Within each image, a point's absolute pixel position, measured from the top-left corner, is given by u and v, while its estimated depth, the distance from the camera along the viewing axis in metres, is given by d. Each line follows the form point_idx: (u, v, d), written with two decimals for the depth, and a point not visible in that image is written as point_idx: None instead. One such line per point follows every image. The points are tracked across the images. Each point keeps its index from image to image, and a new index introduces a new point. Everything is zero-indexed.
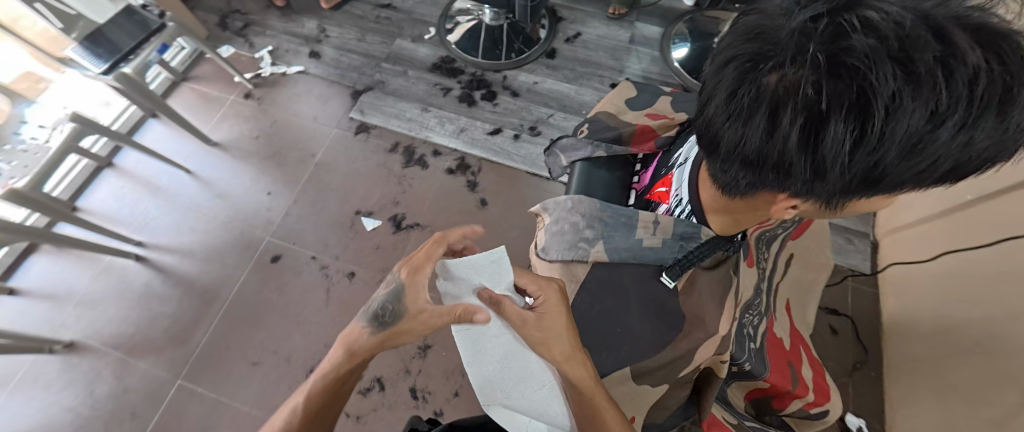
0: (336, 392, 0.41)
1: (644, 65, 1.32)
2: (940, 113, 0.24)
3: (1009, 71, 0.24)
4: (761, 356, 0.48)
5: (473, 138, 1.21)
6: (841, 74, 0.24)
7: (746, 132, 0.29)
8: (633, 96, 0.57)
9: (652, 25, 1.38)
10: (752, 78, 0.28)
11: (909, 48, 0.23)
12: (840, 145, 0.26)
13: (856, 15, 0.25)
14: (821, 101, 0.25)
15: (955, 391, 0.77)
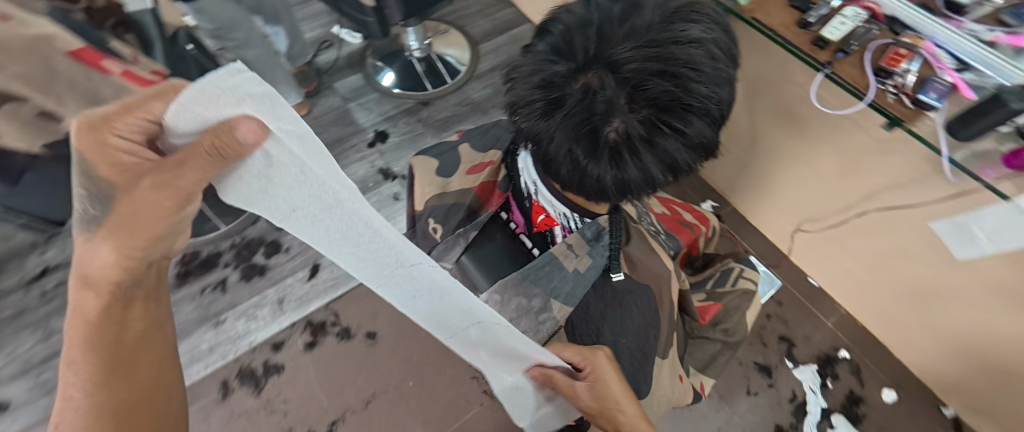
0: (129, 339, 0.34)
1: (376, 110, 1.32)
2: (720, 69, 0.32)
3: (710, 21, 0.33)
4: (668, 236, 0.60)
5: (299, 296, 1.09)
6: (664, 103, 0.30)
7: (645, 177, 0.33)
8: (434, 163, 0.54)
9: (347, 76, 1.37)
10: (618, 151, 0.31)
11: (675, 58, 0.30)
12: (701, 130, 0.32)
13: (625, 69, 0.30)
14: (671, 124, 0.31)
15: (727, 143, 1.09)
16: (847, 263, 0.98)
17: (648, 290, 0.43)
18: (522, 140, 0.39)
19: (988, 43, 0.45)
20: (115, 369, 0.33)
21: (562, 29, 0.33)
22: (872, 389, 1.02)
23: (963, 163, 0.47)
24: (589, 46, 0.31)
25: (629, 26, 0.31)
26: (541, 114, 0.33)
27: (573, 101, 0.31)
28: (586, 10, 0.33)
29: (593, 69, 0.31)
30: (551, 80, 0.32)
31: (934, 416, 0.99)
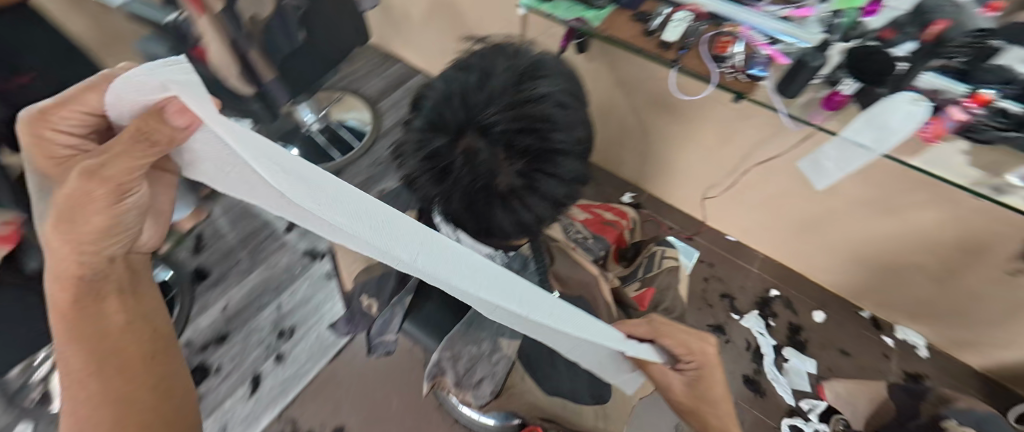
0: (108, 346, 0.34)
1: None
2: (573, 114, 0.37)
3: (554, 74, 0.38)
4: (592, 238, 0.67)
5: (245, 415, 0.98)
6: (531, 154, 0.34)
7: (541, 214, 0.37)
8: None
9: None
10: (510, 200, 0.34)
11: (533, 114, 0.34)
12: (570, 168, 0.37)
13: (493, 131, 0.33)
14: (543, 170, 0.35)
15: (624, 139, 1.21)
16: (749, 213, 1.12)
17: (580, 298, 0.48)
18: (423, 207, 0.41)
19: (785, 17, 0.71)
20: (103, 365, 0.34)
21: (432, 103, 0.36)
22: (805, 314, 1.14)
23: (799, 114, 0.70)
24: (459, 115, 0.34)
25: (488, 90, 0.34)
26: (434, 183, 0.36)
27: (459, 167, 0.34)
28: (449, 82, 0.37)
29: (468, 134, 0.34)
30: (434, 152, 0.34)
31: (857, 319, 1.13)
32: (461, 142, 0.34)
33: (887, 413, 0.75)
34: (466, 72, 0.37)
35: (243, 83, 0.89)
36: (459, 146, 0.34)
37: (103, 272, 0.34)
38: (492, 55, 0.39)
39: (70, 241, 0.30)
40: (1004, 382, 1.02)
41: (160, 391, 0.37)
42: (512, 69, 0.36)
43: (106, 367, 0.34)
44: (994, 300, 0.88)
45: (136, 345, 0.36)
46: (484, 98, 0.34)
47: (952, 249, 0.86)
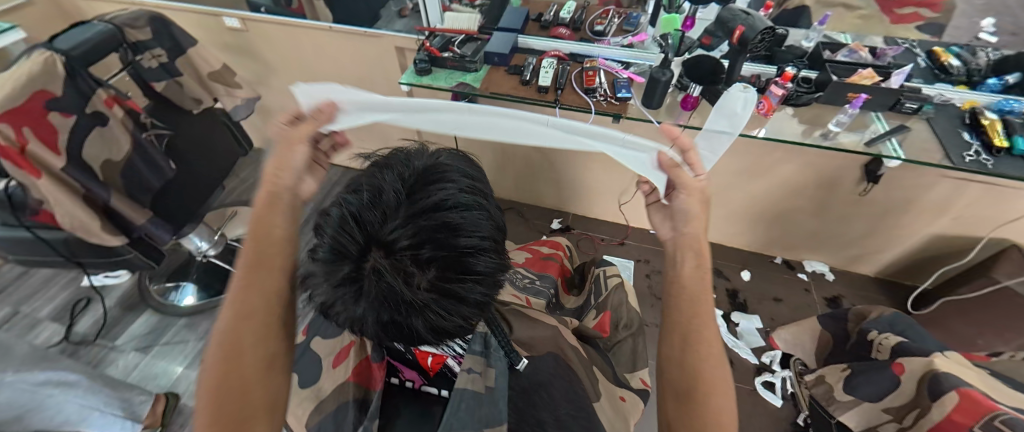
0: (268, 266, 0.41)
1: (191, 337, 1.12)
2: (484, 204, 0.31)
3: (450, 164, 0.32)
4: (540, 279, 0.67)
5: None
6: (445, 264, 0.27)
7: (475, 320, 0.30)
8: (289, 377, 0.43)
9: (132, 323, 1.13)
10: (433, 317, 0.28)
11: (435, 216, 0.28)
12: (496, 264, 0.30)
13: (392, 244, 0.26)
14: (465, 276, 0.28)
15: (534, 173, 1.28)
16: None
17: (550, 355, 0.45)
18: (348, 327, 0.34)
19: (629, 44, 0.90)
20: (252, 278, 0.40)
21: (325, 227, 0.29)
22: (735, 276, 1.26)
23: (666, 121, 0.80)
24: (355, 238, 0.27)
25: (382, 202, 0.28)
26: (348, 310, 0.28)
27: (368, 292, 0.27)
28: (340, 203, 0.30)
29: (373, 255, 0.27)
30: (339, 280, 0.27)
31: (775, 267, 1.28)
32: (365, 264, 0.27)
33: (827, 344, 0.85)
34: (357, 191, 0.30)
35: (112, 233, 0.78)
36: (364, 268, 0.27)
37: (277, 196, 0.46)
38: (388, 161, 0.33)
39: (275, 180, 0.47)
40: (892, 280, 1.22)
41: (276, 301, 0.40)
42: (399, 168, 0.31)
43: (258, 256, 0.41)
44: (856, 218, 1.08)
45: (278, 252, 0.42)
46: (379, 213, 0.27)
47: (814, 187, 1.04)
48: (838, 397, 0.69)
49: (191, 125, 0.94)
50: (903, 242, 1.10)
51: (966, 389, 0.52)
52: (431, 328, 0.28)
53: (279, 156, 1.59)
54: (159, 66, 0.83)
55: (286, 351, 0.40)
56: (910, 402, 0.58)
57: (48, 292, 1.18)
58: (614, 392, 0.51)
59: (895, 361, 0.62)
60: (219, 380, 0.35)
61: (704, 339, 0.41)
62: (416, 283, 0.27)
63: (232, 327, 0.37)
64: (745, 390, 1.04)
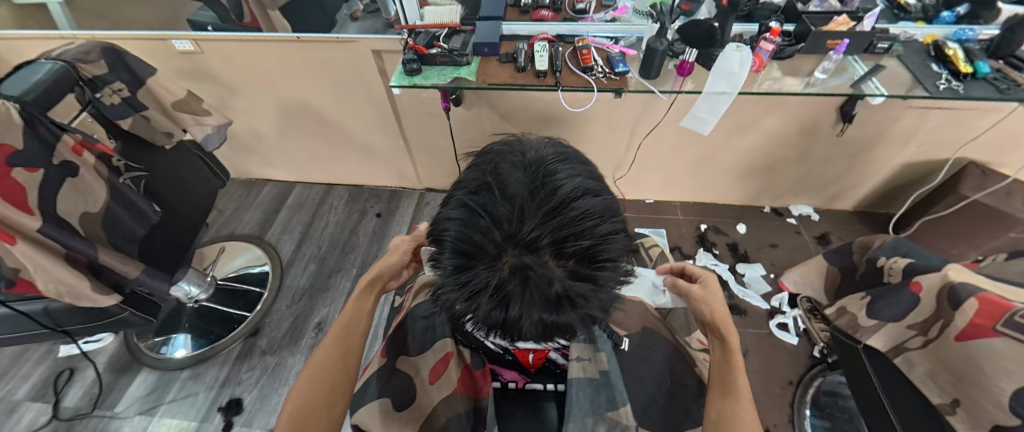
0: (347, 335, 0.54)
1: (199, 388, 1.04)
2: (600, 193, 0.34)
3: (558, 158, 0.34)
4: None
5: None
6: (586, 252, 0.30)
7: (604, 306, 0.33)
8: (384, 399, 0.50)
9: (129, 385, 1.05)
10: (580, 306, 0.30)
11: (569, 210, 0.30)
12: (623, 248, 0.32)
13: (538, 242, 0.29)
14: (604, 263, 0.30)
15: None
16: (654, 175, 1.28)
17: (642, 330, 0.60)
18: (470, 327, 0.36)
19: (614, 18, 0.90)
20: (336, 344, 0.53)
21: (456, 232, 0.30)
22: (732, 231, 1.32)
23: (665, 89, 0.81)
24: (494, 238, 0.29)
25: (515, 200, 0.30)
26: (491, 312, 0.30)
27: (518, 289, 0.28)
28: (464, 206, 0.31)
29: (514, 254, 0.29)
30: (484, 283, 0.29)
31: (765, 216, 1.36)
32: (511, 263, 0.29)
33: (835, 279, 0.91)
34: (478, 194, 0.31)
35: (104, 293, 0.71)
36: (507, 267, 0.29)
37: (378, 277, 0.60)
38: (492, 161, 0.35)
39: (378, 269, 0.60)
40: (868, 211, 1.33)
41: (336, 365, 0.52)
42: (515, 164, 0.33)
43: (350, 317, 0.56)
44: (835, 160, 1.16)
45: (356, 329, 0.56)
46: (515, 212, 0.29)
47: (797, 136, 1.10)
48: (862, 323, 0.73)
49: (163, 163, 0.85)
50: (875, 175, 1.20)
51: (983, 294, 0.58)
52: (579, 316, 0.30)
53: (252, 184, 1.50)
54: (121, 102, 0.75)
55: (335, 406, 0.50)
56: (932, 315, 0.63)
57: (21, 370, 1.06)
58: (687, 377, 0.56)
59: (911, 281, 0.68)
60: (298, 411, 0.47)
61: (737, 391, 0.47)
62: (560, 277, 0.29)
63: (316, 373, 0.50)
64: (763, 334, 1.10)
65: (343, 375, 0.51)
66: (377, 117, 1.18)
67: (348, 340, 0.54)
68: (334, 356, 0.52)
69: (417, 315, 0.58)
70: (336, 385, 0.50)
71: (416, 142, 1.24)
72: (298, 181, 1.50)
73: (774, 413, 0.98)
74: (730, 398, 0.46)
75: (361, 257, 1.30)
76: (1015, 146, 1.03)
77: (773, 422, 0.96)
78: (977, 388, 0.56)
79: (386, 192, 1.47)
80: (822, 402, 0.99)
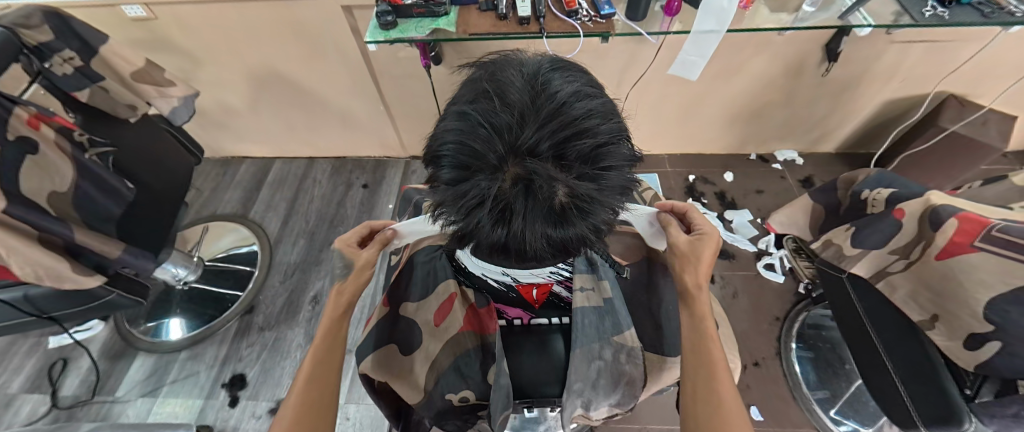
0: (325, 361, 0.47)
1: (200, 365, 1.04)
2: (601, 99, 0.33)
3: (555, 67, 0.33)
4: None
5: None
6: (588, 156, 0.30)
7: (609, 219, 0.33)
8: (390, 346, 0.53)
9: (127, 369, 1.04)
10: (583, 213, 0.30)
11: (570, 113, 0.29)
12: (625, 153, 0.32)
13: (538, 148, 0.29)
14: (606, 168, 0.31)
15: None
16: (642, 127, 1.26)
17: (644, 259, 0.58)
18: (473, 251, 0.36)
19: None
20: (314, 373, 0.45)
21: (456, 144, 0.30)
22: (719, 180, 1.34)
23: (652, 31, 0.79)
24: (495, 147, 0.29)
25: (514, 108, 0.29)
26: (494, 228, 0.30)
27: (519, 201, 0.29)
28: (462, 117, 0.31)
29: (515, 164, 0.29)
30: (485, 196, 0.29)
31: (751, 163, 1.37)
32: (512, 172, 0.29)
33: (820, 216, 0.93)
34: (476, 103, 0.31)
35: (87, 274, 0.68)
36: (509, 179, 0.29)
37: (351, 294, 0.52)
38: (489, 72, 0.34)
39: (345, 287, 0.52)
40: (851, 152, 1.36)
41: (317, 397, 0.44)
42: (511, 73, 0.32)
43: (326, 342, 0.48)
44: (820, 101, 1.16)
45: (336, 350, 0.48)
46: (515, 118, 0.29)
47: (783, 78, 1.09)
48: (847, 253, 0.75)
49: (131, 137, 0.80)
50: (858, 115, 1.21)
51: (964, 214, 0.59)
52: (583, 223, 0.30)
53: (229, 163, 1.44)
54: (75, 71, 0.70)
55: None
56: (915, 238, 0.66)
57: (11, 364, 1.04)
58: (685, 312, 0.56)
59: (894, 209, 0.69)
60: None
61: (707, 339, 0.45)
62: (562, 186, 0.29)
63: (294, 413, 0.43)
64: (751, 276, 1.14)
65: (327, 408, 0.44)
66: (353, 83, 1.13)
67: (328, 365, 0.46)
68: (310, 394, 0.44)
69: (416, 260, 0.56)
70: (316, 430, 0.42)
71: (398, 107, 1.20)
72: (277, 156, 1.44)
73: (762, 347, 1.03)
74: (703, 347, 0.44)
75: (351, 228, 1.28)
76: (993, 75, 1.04)
77: (762, 355, 1.02)
78: (955, 302, 0.59)
79: (371, 162, 1.43)
80: (807, 335, 1.04)
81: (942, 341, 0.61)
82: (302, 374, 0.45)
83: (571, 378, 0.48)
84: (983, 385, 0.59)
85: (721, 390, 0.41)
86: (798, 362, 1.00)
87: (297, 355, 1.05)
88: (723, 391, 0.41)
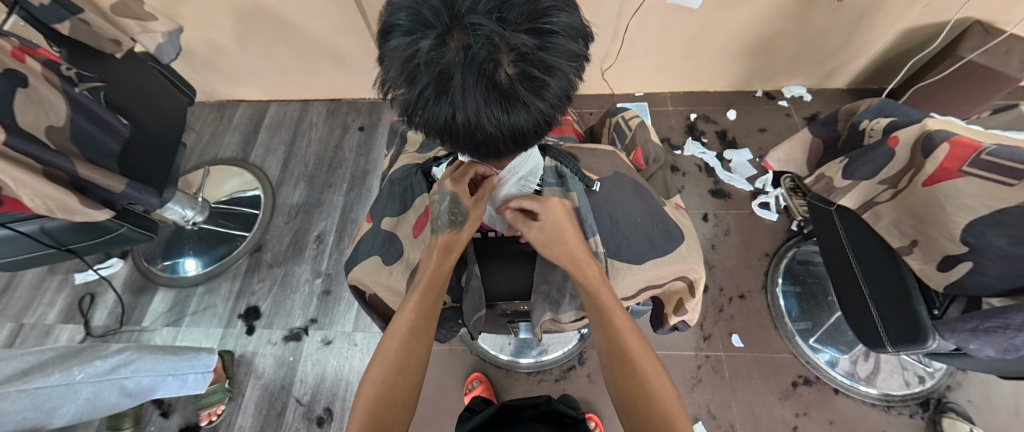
0: (417, 326, 0.46)
1: (217, 298, 1.11)
2: None
3: None
4: (565, 137, 0.66)
5: None
6: (529, 16, 0.32)
7: (557, 95, 0.35)
8: (374, 257, 0.57)
9: (150, 302, 1.12)
10: (526, 75, 0.32)
11: None
12: (573, 21, 0.34)
13: (480, 10, 0.31)
14: (551, 30, 0.32)
15: None
16: (642, 62, 1.21)
17: (618, 174, 0.59)
18: (430, 138, 0.39)
19: None
20: (412, 339, 0.45)
21: (405, 14, 0.33)
22: (721, 118, 1.31)
23: None
24: (436, 10, 0.31)
25: None
26: (440, 95, 0.33)
27: (459, 63, 0.31)
28: None
29: (456, 29, 0.32)
30: (427, 60, 0.32)
31: (756, 101, 1.33)
32: (455, 34, 0.31)
33: (820, 151, 0.91)
34: None
35: (96, 208, 0.72)
36: (450, 43, 0.32)
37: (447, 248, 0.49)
38: None
39: (447, 242, 0.49)
40: (863, 87, 1.30)
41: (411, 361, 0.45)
42: None
43: (422, 301, 0.47)
44: (835, 30, 1.08)
45: (429, 321, 0.47)
46: None
47: (794, 7, 1.01)
48: (837, 185, 0.75)
49: (118, 73, 0.80)
50: (874, 46, 1.14)
51: (956, 138, 0.58)
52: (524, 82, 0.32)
53: (224, 107, 1.43)
54: (51, 2, 0.65)
55: (405, 401, 0.45)
56: (905, 167, 0.65)
57: (44, 298, 1.12)
58: (669, 235, 0.57)
59: (889, 137, 0.68)
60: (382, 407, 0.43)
61: (595, 290, 0.48)
62: (500, 49, 0.31)
63: (389, 374, 0.44)
64: (744, 214, 1.15)
65: (412, 373, 0.45)
66: (340, 20, 1.07)
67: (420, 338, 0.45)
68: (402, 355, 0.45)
69: (393, 179, 0.62)
70: (402, 393, 0.44)
71: None
72: (271, 100, 1.43)
73: (749, 281, 1.06)
74: (597, 300, 0.47)
75: (349, 171, 1.29)
76: None
77: (748, 288, 1.05)
78: (935, 226, 0.59)
79: (366, 104, 1.41)
80: (795, 270, 1.07)
81: (917, 264, 0.63)
82: (402, 323, 0.46)
83: (536, 290, 0.56)
84: (950, 304, 0.61)
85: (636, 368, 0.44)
86: (783, 295, 1.03)
87: (305, 289, 1.11)
88: (640, 364, 0.44)
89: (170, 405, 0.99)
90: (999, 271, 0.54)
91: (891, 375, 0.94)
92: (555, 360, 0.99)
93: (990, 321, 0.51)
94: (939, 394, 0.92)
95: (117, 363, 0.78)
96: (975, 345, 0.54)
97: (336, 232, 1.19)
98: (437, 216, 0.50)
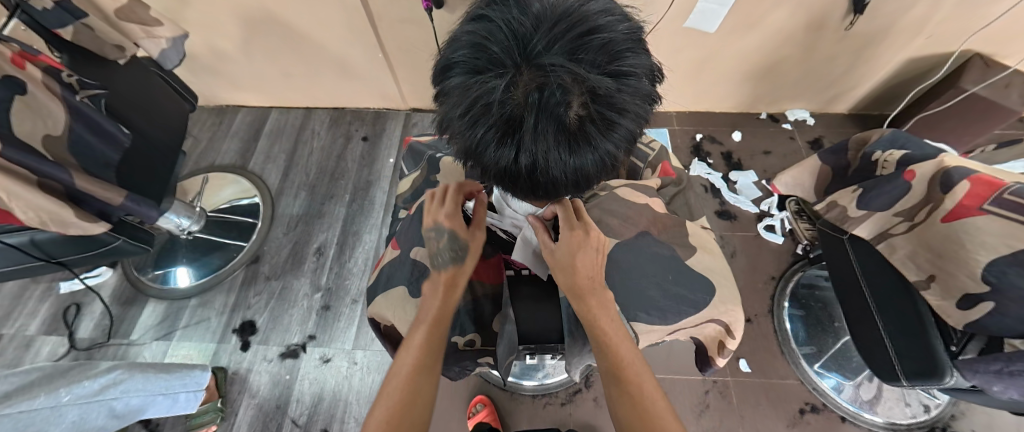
0: (425, 363, 0.45)
1: (210, 314, 1.07)
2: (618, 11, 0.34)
3: None
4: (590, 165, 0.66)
5: None
6: (604, 58, 0.31)
7: (623, 137, 0.34)
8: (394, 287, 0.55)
9: (138, 315, 1.07)
10: (598, 117, 0.32)
11: (586, 18, 0.31)
12: (643, 62, 0.33)
13: (555, 50, 0.30)
14: (626, 72, 0.32)
15: None
16: None
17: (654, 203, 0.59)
18: (484, 174, 0.38)
19: None
20: (420, 376, 0.44)
21: (473, 51, 0.32)
22: (727, 140, 1.32)
23: None
24: (508, 50, 0.30)
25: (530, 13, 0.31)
26: (507, 136, 0.32)
27: (532, 104, 0.30)
28: (477, 25, 0.32)
29: (527, 69, 0.30)
30: (496, 101, 0.30)
31: (761, 123, 1.34)
32: (527, 73, 0.30)
33: (828, 178, 0.91)
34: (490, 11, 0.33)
35: (91, 220, 0.68)
36: (520, 82, 0.30)
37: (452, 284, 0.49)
38: None
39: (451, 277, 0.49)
40: (864, 113, 1.32)
41: (418, 397, 0.43)
42: None
43: (425, 338, 0.46)
44: (841, 57, 1.10)
45: (435, 357, 0.46)
46: (530, 23, 0.30)
47: (804, 33, 1.02)
48: (850, 215, 0.74)
49: (121, 80, 0.77)
50: (877, 74, 1.16)
51: (977, 175, 0.59)
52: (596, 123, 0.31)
53: (224, 112, 1.40)
54: (55, 6, 0.63)
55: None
56: (922, 201, 0.65)
57: (26, 308, 1.07)
58: None
59: (906, 170, 0.68)
60: None
61: (599, 326, 0.48)
62: (573, 91, 0.30)
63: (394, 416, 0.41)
64: (750, 237, 1.15)
65: (418, 414, 0.43)
66: (351, 32, 1.05)
67: (424, 375, 0.44)
68: (404, 391, 0.43)
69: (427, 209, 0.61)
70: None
71: (398, 58, 1.13)
72: (273, 107, 1.40)
73: (756, 305, 1.06)
74: (601, 337, 0.47)
75: (352, 182, 1.27)
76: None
77: (755, 312, 1.05)
78: (954, 263, 0.59)
79: (371, 114, 1.40)
80: (799, 294, 1.07)
81: (934, 300, 0.62)
82: (409, 359, 0.45)
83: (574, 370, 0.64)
84: (969, 341, 0.61)
85: (655, 415, 0.42)
86: (789, 320, 1.03)
87: (305, 304, 1.08)
88: (652, 405, 0.43)
89: (158, 424, 0.95)
90: (1019, 312, 0.53)
91: (896, 404, 0.94)
92: (561, 383, 0.97)
93: (1016, 364, 0.51)
94: (944, 423, 0.92)
95: (106, 383, 0.75)
96: (999, 387, 0.53)
97: (338, 245, 1.16)
98: (437, 253, 0.50)
